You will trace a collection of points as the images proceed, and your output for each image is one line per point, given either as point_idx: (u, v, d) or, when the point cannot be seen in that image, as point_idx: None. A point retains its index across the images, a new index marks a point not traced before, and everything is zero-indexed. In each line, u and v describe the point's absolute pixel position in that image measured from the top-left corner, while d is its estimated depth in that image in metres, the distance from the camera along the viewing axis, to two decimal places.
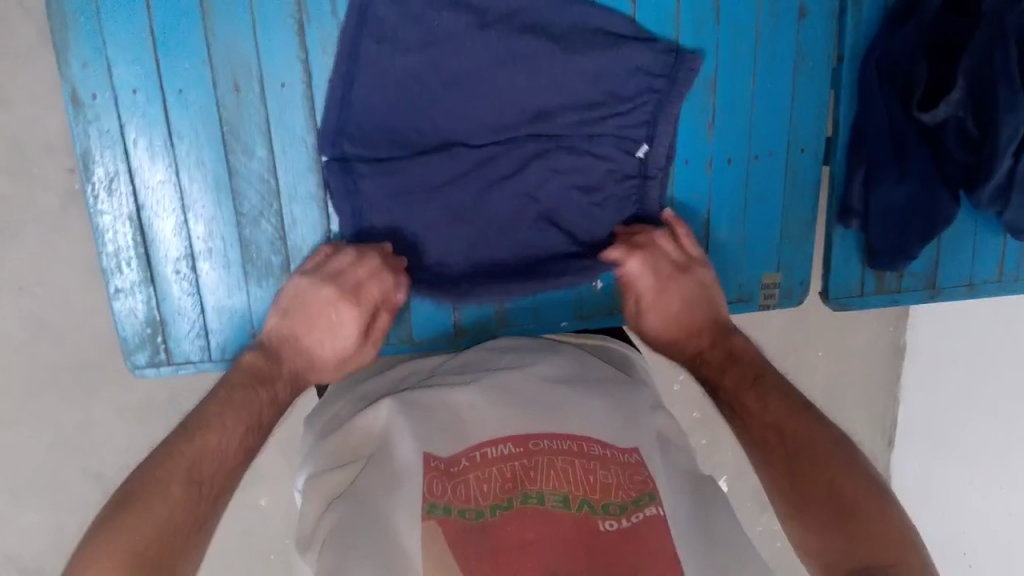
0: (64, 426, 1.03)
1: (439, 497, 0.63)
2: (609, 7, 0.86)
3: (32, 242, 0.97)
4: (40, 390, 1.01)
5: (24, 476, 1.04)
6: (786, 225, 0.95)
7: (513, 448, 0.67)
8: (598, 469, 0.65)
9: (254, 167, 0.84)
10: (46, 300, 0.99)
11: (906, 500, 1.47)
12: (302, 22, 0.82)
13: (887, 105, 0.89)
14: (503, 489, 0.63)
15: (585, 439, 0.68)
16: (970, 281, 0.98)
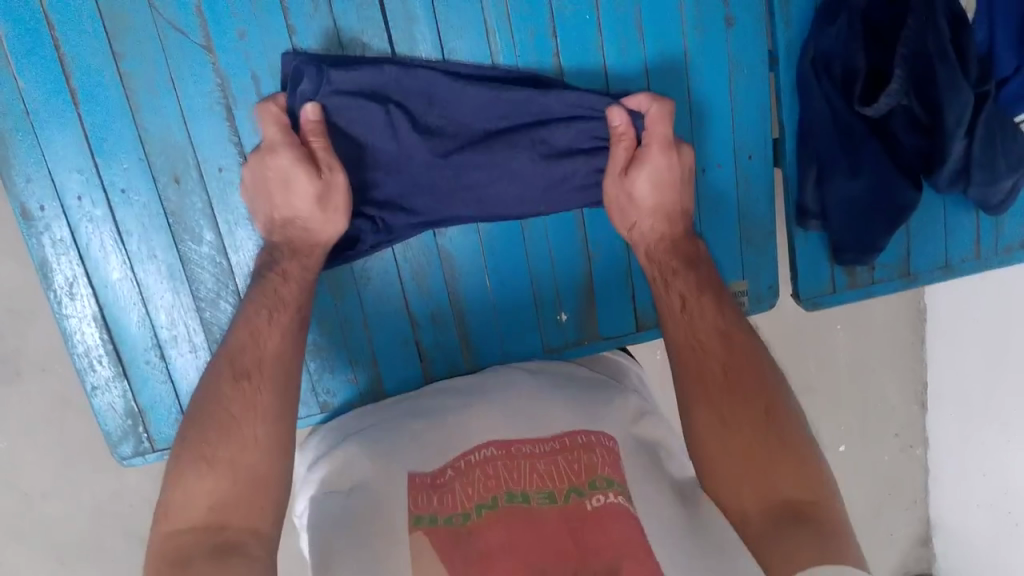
0: (100, 493, 1.13)
1: (423, 508, 0.76)
2: (531, 66, 0.87)
3: (45, 324, 1.06)
4: (72, 462, 1.11)
5: (72, 543, 1.14)
6: (747, 230, 0.94)
7: (494, 451, 0.81)
8: (579, 458, 0.78)
9: (204, 252, 0.87)
10: (66, 375, 1.08)
11: (953, 463, 1.46)
12: (229, 105, 0.84)
13: (827, 101, 0.87)
14: (488, 488, 0.76)
15: (564, 435, 0.81)
16: (945, 262, 0.95)
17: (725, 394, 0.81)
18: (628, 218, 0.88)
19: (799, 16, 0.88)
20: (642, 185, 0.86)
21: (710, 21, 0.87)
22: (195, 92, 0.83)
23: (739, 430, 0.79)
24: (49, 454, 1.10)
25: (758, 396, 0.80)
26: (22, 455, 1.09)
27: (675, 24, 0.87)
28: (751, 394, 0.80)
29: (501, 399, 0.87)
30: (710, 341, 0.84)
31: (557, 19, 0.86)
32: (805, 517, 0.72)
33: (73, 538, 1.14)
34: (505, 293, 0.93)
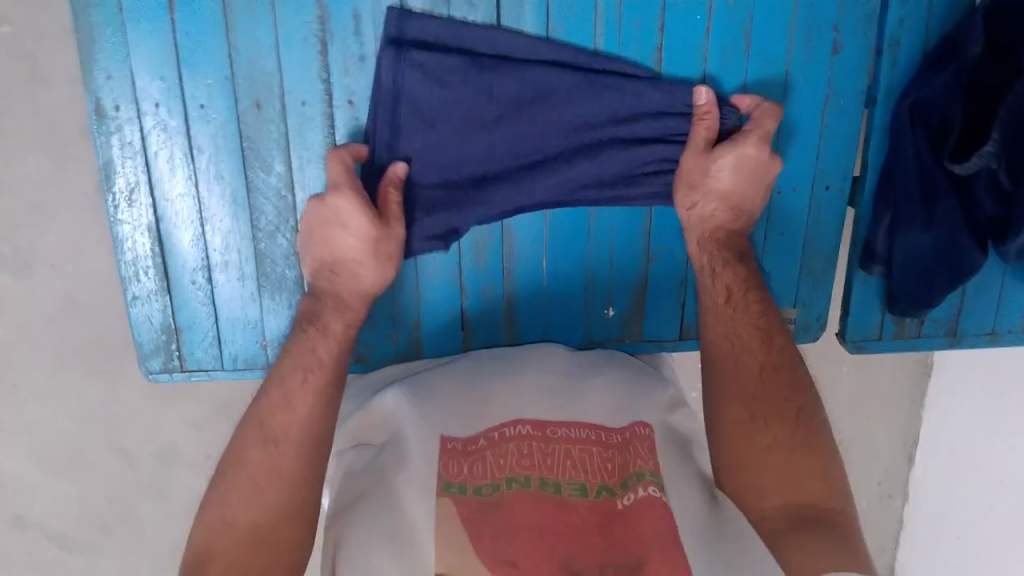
0: (93, 400, 1.10)
1: (454, 475, 0.77)
2: (633, 60, 0.85)
3: (64, 223, 1.01)
4: (71, 366, 1.07)
5: (55, 447, 1.12)
6: (808, 262, 0.93)
7: (531, 429, 0.80)
8: (615, 457, 0.79)
9: (272, 183, 0.85)
10: (76, 279, 1.03)
11: (926, 521, 1.48)
12: (324, 41, 0.82)
13: (916, 152, 0.87)
14: (521, 465, 0.77)
15: (602, 429, 0.81)
16: (992, 330, 0.96)
17: (757, 394, 0.82)
18: (697, 196, 0.86)
19: (905, 61, 0.87)
20: (724, 163, 0.84)
21: (819, 47, 0.86)
22: (292, 19, 0.81)
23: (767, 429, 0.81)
24: (46, 354, 1.07)
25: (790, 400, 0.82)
26: (19, 350, 1.06)
27: (782, 43, 0.85)
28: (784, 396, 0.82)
29: (534, 375, 0.85)
30: (749, 341, 0.85)
31: (668, 15, 0.84)
32: (827, 525, 0.76)
33: (53, 440, 1.12)
34: (558, 281, 0.93)
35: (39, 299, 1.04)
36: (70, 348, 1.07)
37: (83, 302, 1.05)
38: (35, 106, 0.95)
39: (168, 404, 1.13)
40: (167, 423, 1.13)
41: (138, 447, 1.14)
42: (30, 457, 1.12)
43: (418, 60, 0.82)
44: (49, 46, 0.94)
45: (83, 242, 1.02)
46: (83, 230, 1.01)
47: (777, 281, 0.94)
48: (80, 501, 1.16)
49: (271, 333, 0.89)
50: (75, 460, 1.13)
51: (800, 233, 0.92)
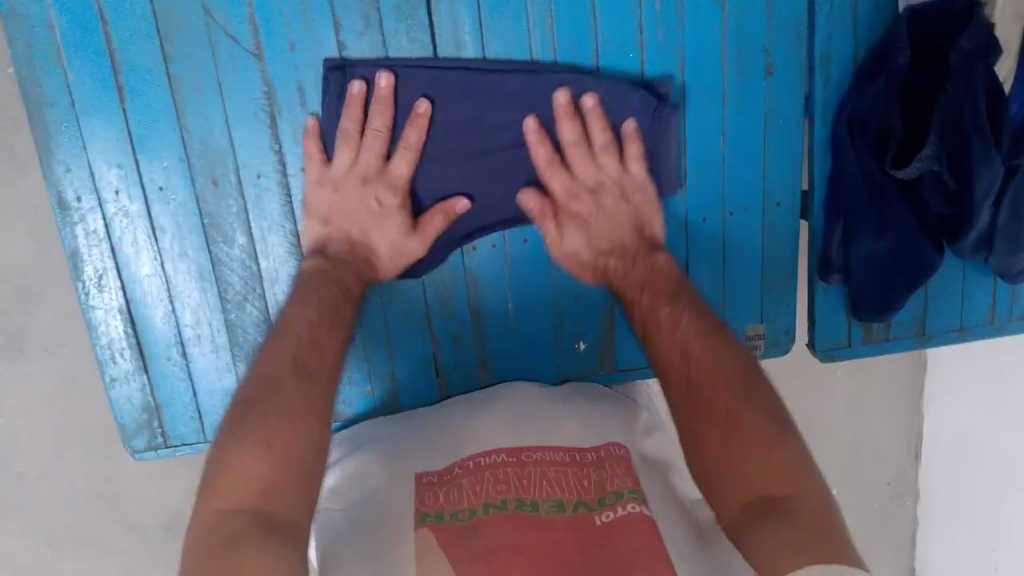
0: (97, 478, 1.12)
1: (430, 505, 0.78)
2: None
3: (54, 304, 1.03)
4: (70, 447, 1.10)
5: (63, 528, 1.14)
6: (768, 278, 0.95)
7: (505, 456, 0.82)
8: (589, 474, 0.81)
9: (235, 254, 0.87)
10: (70, 358, 1.06)
11: (938, 516, 1.48)
12: (272, 114, 0.84)
13: (860, 162, 0.88)
14: (497, 488, 0.79)
15: (575, 450, 0.84)
16: (960, 325, 0.97)
17: (710, 403, 0.72)
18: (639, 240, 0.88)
19: (838, 75, 0.90)
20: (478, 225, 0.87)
21: (752, 71, 0.88)
22: (240, 96, 0.84)
23: (720, 434, 0.70)
24: (46, 439, 1.09)
25: (742, 397, 0.71)
26: (21, 434, 1.08)
27: (716, 70, 0.88)
28: (744, 402, 0.71)
29: (507, 410, 0.88)
30: (696, 346, 0.77)
31: (602, 55, 0.86)
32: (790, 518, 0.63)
33: (61, 519, 1.13)
34: (526, 320, 0.94)
35: (35, 381, 1.06)
36: (70, 425, 1.09)
37: (79, 381, 1.07)
38: (16, 196, 0.99)
39: (171, 472, 1.15)
40: (171, 491, 1.15)
41: (145, 518, 1.16)
42: (41, 540, 1.14)
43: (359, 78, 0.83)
44: (24, 138, 0.97)
45: (73, 323, 1.04)
46: (72, 311, 1.04)
47: (741, 299, 0.95)
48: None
49: None
50: (84, 536, 1.15)
51: (759, 248, 0.94)
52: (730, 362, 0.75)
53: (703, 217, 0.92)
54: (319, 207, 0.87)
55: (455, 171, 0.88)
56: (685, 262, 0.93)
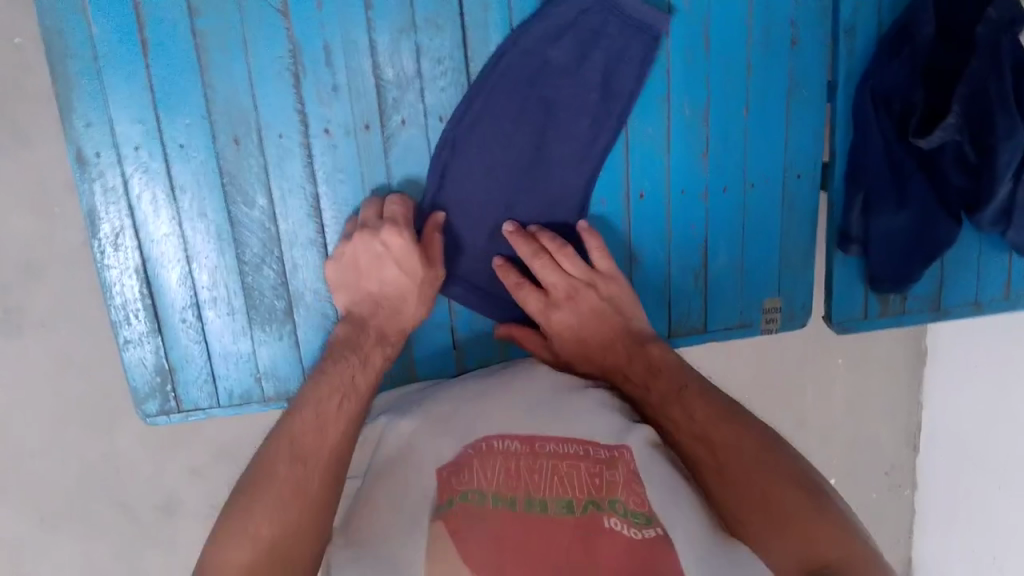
0: (94, 456, 1.10)
1: (448, 493, 0.77)
2: None
3: (56, 277, 1.02)
4: (70, 424, 1.07)
5: (57, 508, 1.11)
6: (787, 252, 0.95)
7: (518, 445, 0.80)
8: (602, 472, 0.77)
9: (255, 216, 0.86)
10: (71, 333, 1.04)
11: (934, 507, 1.49)
12: (297, 73, 0.83)
13: (882, 135, 0.89)
14: (509, 484, 0.76)
15: (589, 442, 0.80)
16: (975, 300, 0.97)
17: (746, 475, 0.75)
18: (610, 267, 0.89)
19: (862, 47, 0.90)
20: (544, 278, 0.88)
21: (776, 42, 0.88)
22: (264, 54, 0.83)
23: (758, 508, 0.73)
24: (44, 415, 1.07)
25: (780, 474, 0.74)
26: (18, 410, 1.06)
27: (740, 41, 0.88)
28: (785, 482, 0.73)
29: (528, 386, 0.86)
30: (715, 422, 0.79)
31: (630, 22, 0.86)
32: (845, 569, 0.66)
33: (56, 499, 1.11)
34: None
35: (35, 356, 1.04)
36: (69, 402, 1.07)
37: (80, 357, 1.05)
38: (21, 166, 0.97)
39: (172, 451, 1.13)
40: (171, 471, 1.14)
41: (143, 499, 1.14)
42: (34, 519, 1.11)
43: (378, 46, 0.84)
44: (31, 106, 0.96)
45: (76, 297, 1.03)
46: (76, 284, 1.03)
47: (759, 271, 0.95)
48: (88, 558, 1.15)
49: (264, 367, 0.90)
50: (79, 517, 1.12)
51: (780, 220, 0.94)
52: (758, 445, 0.77)
53: (725, 188, 0.92)
54: (341, 169, 0.86)
55: (483, 143, 0.87)
56: (705, 235, 0.93)
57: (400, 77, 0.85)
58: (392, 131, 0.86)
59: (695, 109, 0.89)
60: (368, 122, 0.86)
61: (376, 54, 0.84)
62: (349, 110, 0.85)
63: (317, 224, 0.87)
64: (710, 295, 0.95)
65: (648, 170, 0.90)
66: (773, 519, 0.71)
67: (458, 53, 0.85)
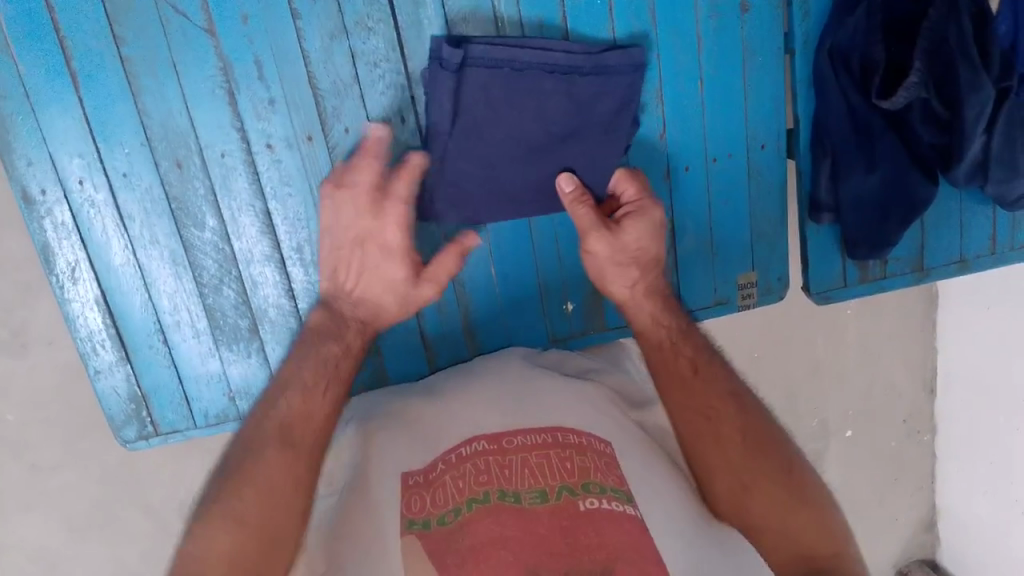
0: (110, 465, 1.12)
1: (417, 511, 0.77)
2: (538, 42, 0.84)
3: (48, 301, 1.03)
4: (81, 439, 1.09)
5: (80, 519, 1.13)
6: (758, 224, 0.92)
7: (486, 444, 0.82)
8: (572, 457, 0.80)
9: (207, 238, 0.86)
10: (70, 354, 1.06)
11: (956, 450, 1.48)
12: (231, 91, 0.82)
13: (844, 96, 0.84)
14: (479, 482, 0.78)
15: (556, 430, 0.83)
16: (960, 257, 0.94)
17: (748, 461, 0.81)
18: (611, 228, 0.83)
19: (816, 7, 0.85)
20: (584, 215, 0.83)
21: (726, 9, 0.84)
22: (195, 76, 0.81)
23: (754, 474, 0.80)
24: (53, 434, 1.08)
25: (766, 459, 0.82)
26: (27, 431, 1.07)
27: (688, 9, 0.84)
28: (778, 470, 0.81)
29: (506, 390, 0.88)
30: (724, 391, 0.85)
31: (569, 5, 0.83)
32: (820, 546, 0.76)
33: (78, 511, 1.13)
34: (511, 286, 0.93)
35: (35, 377, 1.05)
36: (74, 417, 1.08)
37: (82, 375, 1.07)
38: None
39: (178, 461, 1.14)
40: (183, 476, 1.15)
41: (160, 507, 1.16)
42: (58, 530, 1.13)
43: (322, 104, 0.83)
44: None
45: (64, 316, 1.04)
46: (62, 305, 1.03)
47: (733, 245, 0.92)
48: (115, 564, 1.17)
49: (237, 384, 0.90)
50: (99, 528, 1.14)
51: (748, 191, 0.91)
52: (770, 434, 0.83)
53: (688, 166, 0.89)
54: (289, 183, 0.85)
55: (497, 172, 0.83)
56: (670, 215, 0.90)
57: (338, 85, 0.83)
58: (336, 140, 0.85)
59: (643, 90, 0.86)
60: (309, 133, 0.84)
61: (311, 64, 0.82)
62: (289, 123, 0.83)
63: (270, 239, 0.87)
64: (682, 276, 0.92)
65: None
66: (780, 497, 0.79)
67: (394, 54, 0.83)
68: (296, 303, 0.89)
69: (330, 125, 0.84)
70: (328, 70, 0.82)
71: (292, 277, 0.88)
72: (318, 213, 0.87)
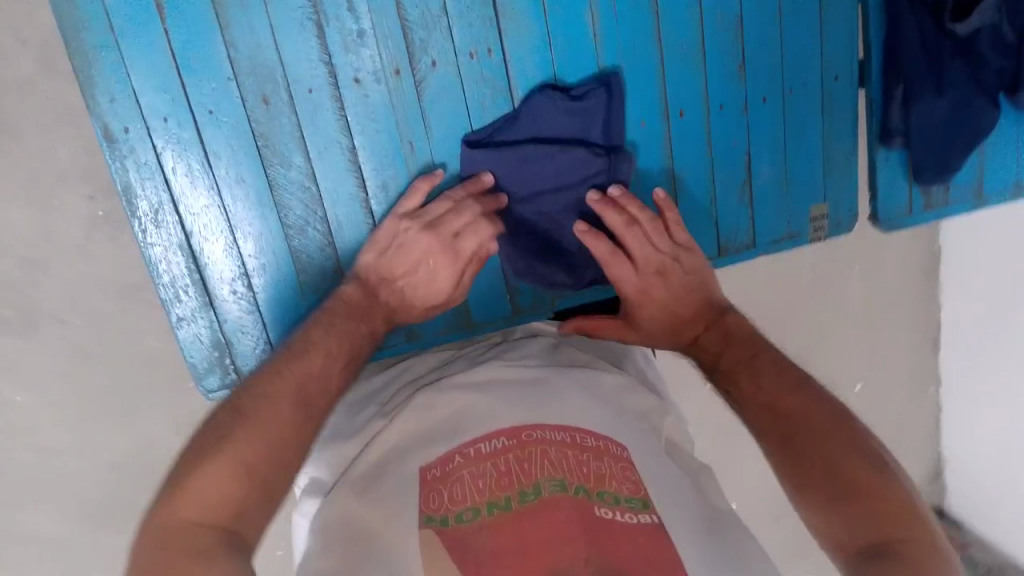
0: (125, 449, 1.06)
1: (434, 507, 0.65)
2: None
3: (62, 274, 0.96)
4: (97, 417, 1.03)
5: (96, 502, 1.08)
6: (830, 155, 0.94)
7: (506, 440, 0.70)
8: (588, 460, 0.68)
9: (293, 176, 0.84)
10: (86, 330, 0.99)
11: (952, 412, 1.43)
12: (319, 22, 0.80)
13: (918, 25, 0.88)
14: (498, 486, 0.65)
15: (576, 429, 0.72)
16: (1017, 185, 0.98)
17: (836, 486, 0.64)
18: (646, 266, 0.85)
19: None
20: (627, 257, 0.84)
21: None
22: (286, 7, 0.79)
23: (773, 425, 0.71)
24: (69, 411, 1.02)
25: (880, 500, 0.62)
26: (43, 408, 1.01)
27: None
28: (809, 428, 0.68)
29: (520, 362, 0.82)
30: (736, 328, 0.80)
31: None
32: (900, 554, 0.57)
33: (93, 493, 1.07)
34: None
35: (51, 355, 0.99)
36: (89, 393, 1.02)
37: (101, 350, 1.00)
38: (9, 164, 0.90)
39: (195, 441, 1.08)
40: None
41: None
42: (74, 514, 1.07)
43: (360, 105, 0.83)
44: (12, 97, 0.88)
45: (80, 290, 0.97)
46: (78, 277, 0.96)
47: (806, 174, 0.94)
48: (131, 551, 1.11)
49: None
50: (115, 510, 1.09)
51: (820, 122, 0.93)
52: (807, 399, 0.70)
53: (765, 97, 0.90)
54: (376, 118, 0.84)
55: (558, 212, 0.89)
56: (747, 148, 0.92)
57: (427, 17, 0.82)
58: (424, 73, 0.84)
59: (724, 22, 0.87)
60: (398, 67, 0.83)
61: None
62: (378, 57, 0.82)
63: (355, 177, 0.85)
64: (757, 206, 0.94)
65: (685, 87, 0.88)
66: (816, 468, 0.66)
67: None
68: None
69: (416, 55, 0.83)
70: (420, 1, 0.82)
71: (377, 217, 0.87)
72: (403, 150, 0.86)
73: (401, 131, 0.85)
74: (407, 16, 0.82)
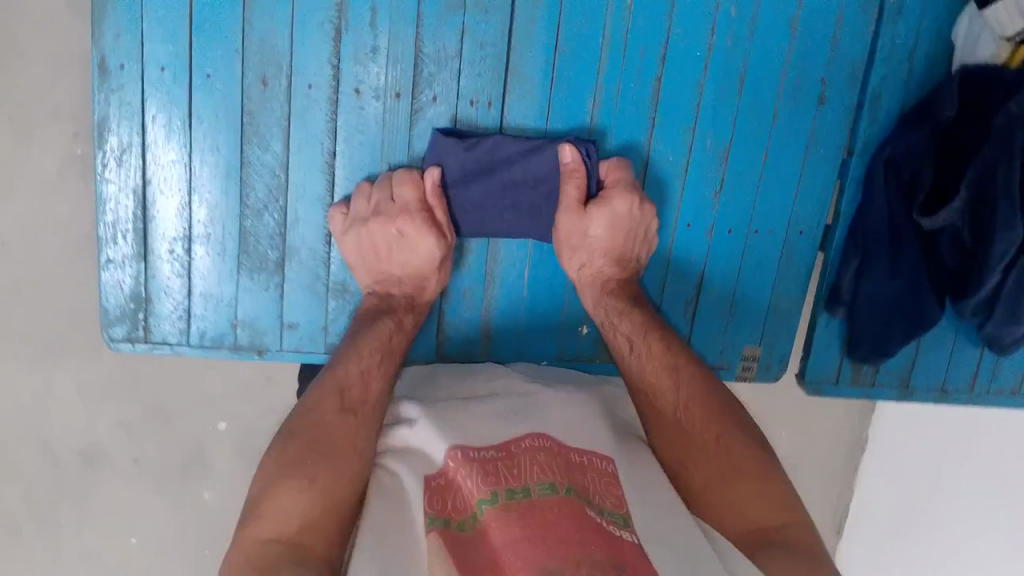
0: (20, 393, 1.02)
1: (438, 508, 0.66)
2: (637, 74, 0.87)
3: (21, 203, 0.96)
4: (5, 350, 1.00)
5: None
6: (777, 300, 0.97)
7: (492, 450, 0.71)
8: (580, 473, 0.70)
9: (266, 160, 0.85)
10: (27, 263, 0.98)
11: None
12: (339, 28, 0.83)
13: (888, 205, 0.91)
14: (488, 482, 0.67)
15: (560, 442, 0.73)
16: (942, 385, 1.01)
17: (722, 483, 0.76)
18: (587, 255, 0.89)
19: (884, 118, 0.93)
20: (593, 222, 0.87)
21: (806, 97, 0.91)
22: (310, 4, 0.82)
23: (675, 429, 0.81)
24: None
25: (757, 493, 0.75)
26: None
27: (772, 87, 0.90)
28: (699, 430, 0.79)
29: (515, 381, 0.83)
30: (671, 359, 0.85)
31: (671, 48, 0.87)
32: (796, 551, 0.69)
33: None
34: (538, 289, 0.93)
35: None
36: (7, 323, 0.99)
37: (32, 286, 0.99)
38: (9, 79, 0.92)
39: (95, 404, 1.05)
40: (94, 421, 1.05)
41: (61, 443, 1.05)
42: None
43: (353, 113, 0.85)
44: (31, 22, 0.91)
45: (32, 226, 0.97)
46: (35, 209, 0.96)
47: (751, 312, 0.96)
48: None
49: (243, 315, 0.89)
50: None
51: (775, 269, 0.96)
52: (712, 399, 0.82)
53: (732, 229, 0.93)
54: (363, 130, 0.86)
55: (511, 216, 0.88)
56: (704, 269, 0.94)
57: (441, 55, 0.85)
58: (422, 105, 0.86)
59: (712, 149, 0.91)
60: (399, 91, 0.85)
61: (421, 26, 0.84)
62: (383, 75, 0.85)
63: (326, 179, 0.87)
64: (696, 329, 0.96)
65: (661, 196, 0.92)
66: (708, 451, 0.78)
67: (503, 42, 0.85)
68: (331, 251, 0.89)
69: (421, 86, 0.86)
70: (438, 37, 0.84)
71: None
72: (380, 168, 0.87)
73: (382, 151, 0.87)
74: (422, 47, 0.85)
